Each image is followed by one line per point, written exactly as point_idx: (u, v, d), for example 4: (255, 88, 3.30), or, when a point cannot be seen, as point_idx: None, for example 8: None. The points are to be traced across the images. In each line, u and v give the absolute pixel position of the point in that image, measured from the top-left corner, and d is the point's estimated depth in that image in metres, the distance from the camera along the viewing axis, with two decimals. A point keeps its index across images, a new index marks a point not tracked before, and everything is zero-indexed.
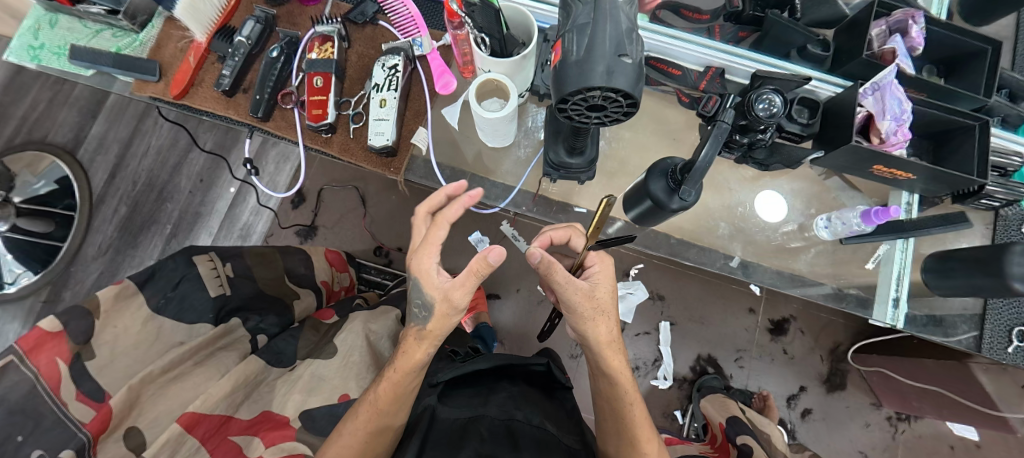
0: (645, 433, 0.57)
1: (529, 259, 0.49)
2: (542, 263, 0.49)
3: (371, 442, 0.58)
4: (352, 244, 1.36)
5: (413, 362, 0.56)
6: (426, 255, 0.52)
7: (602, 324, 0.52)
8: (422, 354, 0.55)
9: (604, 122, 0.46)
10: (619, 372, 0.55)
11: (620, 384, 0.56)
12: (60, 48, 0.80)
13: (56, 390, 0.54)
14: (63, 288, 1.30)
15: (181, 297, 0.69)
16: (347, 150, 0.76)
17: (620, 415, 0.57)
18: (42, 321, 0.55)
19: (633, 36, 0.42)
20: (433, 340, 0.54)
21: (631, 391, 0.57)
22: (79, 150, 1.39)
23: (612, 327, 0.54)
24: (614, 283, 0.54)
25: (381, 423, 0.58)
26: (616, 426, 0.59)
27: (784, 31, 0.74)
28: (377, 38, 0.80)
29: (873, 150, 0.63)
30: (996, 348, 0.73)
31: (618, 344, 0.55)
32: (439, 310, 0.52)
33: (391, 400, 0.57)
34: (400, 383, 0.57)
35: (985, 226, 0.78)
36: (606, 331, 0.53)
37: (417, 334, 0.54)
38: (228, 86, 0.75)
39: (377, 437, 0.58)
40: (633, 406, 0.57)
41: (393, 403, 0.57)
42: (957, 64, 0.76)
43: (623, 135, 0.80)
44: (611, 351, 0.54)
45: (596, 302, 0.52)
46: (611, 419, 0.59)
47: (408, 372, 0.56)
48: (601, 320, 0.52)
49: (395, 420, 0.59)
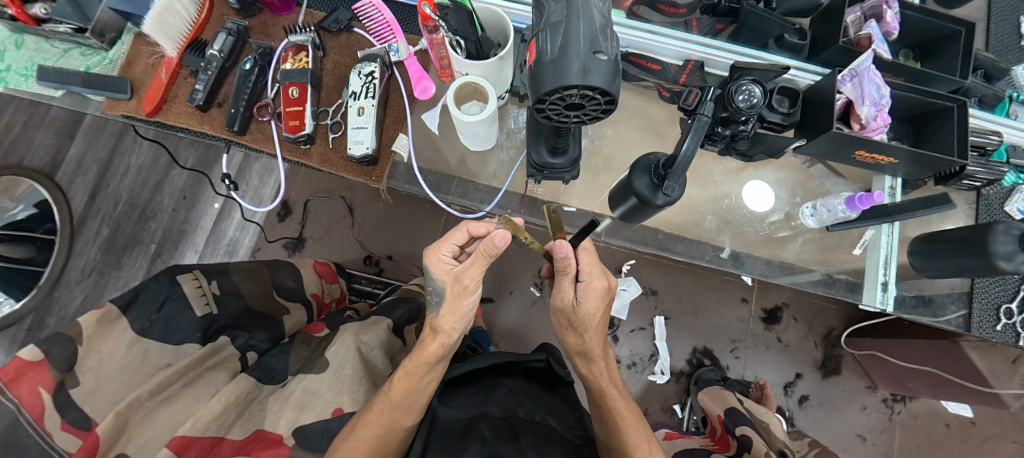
0: (632, 439, 0.57)
1: (554, 253, 0.48)
2: (562, 260, 0.49)
3: (383, 444, 0.58)
4: (341, 255, 1.35)
5: (429, 354, 0.56)
6: (437, 248, 0.54)
7: (572, 335, 0.57)
8: (436, 346, 0.56)
9: (583, 120, 0.46)
10: (591, 376, 0.59)
11: (598, 385, 0.59)
12: (27, 69, 0.78)
13: (40, 421, 0.52)
14: (47, 315, 1.27)
15: (166, 318, 0.67)
16: (327, 160, 0.75)
17: (606, 418, 0.59)
18: (22, 350, 0.53)
19: (608, 32, 0.41)
20: (448, 331, 0.55)
21: (615, 398, 0.59)
22: (57, 173, 1.36)
23: (582, 341, 0.57)
24: (603, 300, 0.53)
25: (388, 424, 0.58)
26: (605, 427, 0.60)
27: (761, 22, 0.74)
28: (352, 46, 0.79)
29: (853, 136, 0.63)
30: (985, 326, 0.74)
31: (596, 352, 0.58)
32: (451, 293, 0.53)
33: (404, 394, 0.57)
34: (415, 375, 0.57)
35: (968, 206, 0.79)
36: (575, 342, 0.58)
37: (432, 326, 0.56)
38: (202, 101, 0.73)
39: (389, 434, 0.58)
40: (616, 410, 0.58)
41: (406, 397, 0.58)
42: (930, 49, 0.77)
43: (605, 132, 0.79)
44: (584, 359, 0.59)
45: (576, 318, 0.54)
46: (601, 421, 0.61)
47: (427, 361, 0.57)
48: (570, 332, 0.58)
49: (406, 419, 0.59)
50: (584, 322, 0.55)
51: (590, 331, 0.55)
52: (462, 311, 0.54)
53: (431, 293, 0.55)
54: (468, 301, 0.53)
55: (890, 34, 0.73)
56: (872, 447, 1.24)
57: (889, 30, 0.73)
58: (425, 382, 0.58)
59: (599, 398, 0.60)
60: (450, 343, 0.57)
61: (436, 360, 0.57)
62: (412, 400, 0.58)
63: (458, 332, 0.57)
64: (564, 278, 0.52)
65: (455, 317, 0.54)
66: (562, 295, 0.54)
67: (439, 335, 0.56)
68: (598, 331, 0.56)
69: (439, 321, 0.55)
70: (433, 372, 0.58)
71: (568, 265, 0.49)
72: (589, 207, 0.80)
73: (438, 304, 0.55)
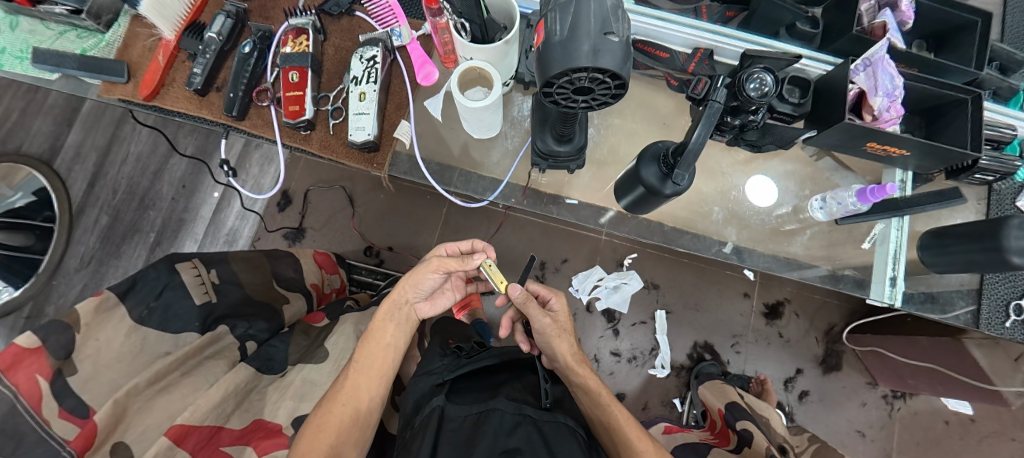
0: (634, 432, 0.61)
1: (511, 294, 0.64)
2: (518, 298, 0.64)
3: (355, 423, 0.60)
4: (340, 245, 1.34)
5: (386, 308, 0.67)
6: (442, 246, 0.74)
7: (564, 341, 0.67)
8: (390, 301, 0.68)
9: (592, 105, 0.45)
10: (580, 376, 0.66)
11: (589, 388, 0.65)
12: (21, 51, 0.76)
13: (37, 408, 0.51)
14: (46, 303, 1.26)
15: (165, 306, 0.65)
16: (327, 146, 0.73)
17: (606, 421, 0.63)
18: (18, 337, 0.52)
19: (620, 13, 0.40)
20: (403, 289, 0.68)
21: (605, 394, 0.64)
22: (55, 161, 1.34)
23: (572, 342, 0.68)
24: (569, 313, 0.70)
25: (356, 395, 0.61)
26: (605, 431, 0.63)
27: (772, 8, 0.72)
28: (354, 30, 0.78)
29: (866, 126, 0.62)
30: (994, 323, 0.73)
31: (580, 359, 0.67)
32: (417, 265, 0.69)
33: (370, 360, 0.64)
34: (373, 334, 0.66)
35: (979, 200, 0.77)
36: (568, 347, 0.67)
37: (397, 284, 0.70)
38: (200, 85, 0.72)
39: (353, 420, 0.60)
40: (612, 406, 0.63)
41: (370, 369, 0.63)
42: (946, 38, 0.76)
43: (612, 122, 0.78)
44: (576, 363, 0.67)
45: (560, 325, 0.67)
46: (600, 426, 0.64)
47: (383, 318, 0.67)
48: (562, 340, 0.67)
49: (372, 393, 0.63)
50: (564, 328, 0.68)
51: (569, 335, 0.68)
52: (417, 282, 0.68)
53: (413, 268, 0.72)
54: (424, 276, 0.67)
55: (904, 23, 0.72)
56: (871, 443, 1.24)
57: (904, 19, 0.71)
58: (385, 345, 0.66)
59: (593, 401, 0.64)
60: (399, 301, 0.68)
61: (388, 319, 0.67)
62: (375, 360, 0.64)
63: (411, 297, 0.69)
64: (531, 308, 0.66)
65: (411, 286, 0.68)
66: (537, 320, 0.66)
67: (398, 286, 0.68)
68: (577, 339, 0.69)
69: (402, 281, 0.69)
70: (394, 332, 0.67)
71: (529, 300, 0.65)
72: (594, 200, 0.78)
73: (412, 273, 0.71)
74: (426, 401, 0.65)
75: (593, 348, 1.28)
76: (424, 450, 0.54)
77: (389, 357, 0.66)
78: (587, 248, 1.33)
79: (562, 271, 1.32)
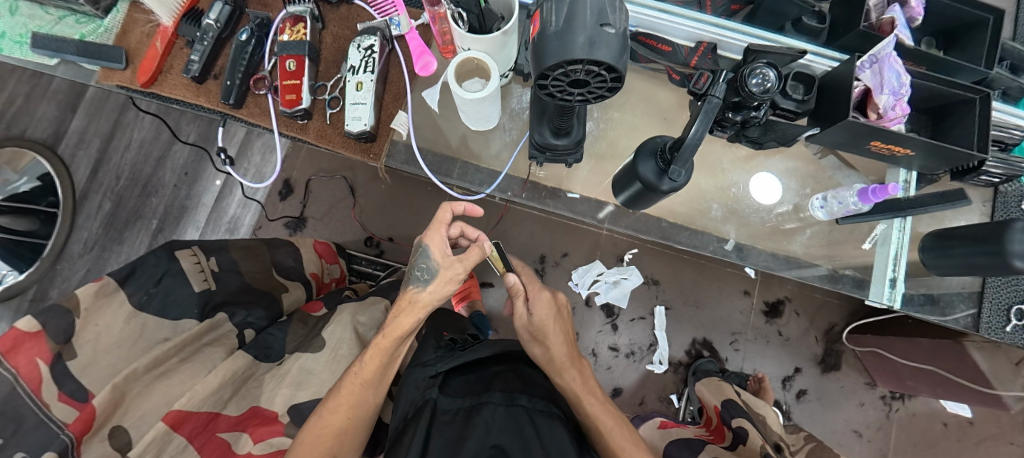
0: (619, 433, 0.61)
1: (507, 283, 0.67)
2: (513, 286, 0.68)
3: (349, 426, 0.59)
4: (341, 235, 1.34)
5: (404, 327, 0.59)
6: (437, 230, 0.61)
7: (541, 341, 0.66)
8: (412, 320, 0.59)
9: (588, 99, 0.44)
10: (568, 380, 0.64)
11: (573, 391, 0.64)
12: (21, 35, 0.75)
13: (37, 392, 0.52)
14: (50, 287, 1.27)
15: (164, 292, 0.65)
16: (325, 136, 0.73)
17: (593, 420, 0.63)
18: (18, 321, 0.52)
19: (617, 5, 0.39)
20: (428, 306, 0.59)
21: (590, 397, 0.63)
22: (59, 146, 1.35)
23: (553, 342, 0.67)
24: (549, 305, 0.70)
25: (356, 403, 0.60)
26: (591, 430, 0.64)
27: (776, 3, 0.71)
28: (353, 18, 0.77)
29: (872, 126, 0.61)
30: (995, 327, 0.72)
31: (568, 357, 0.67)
32: (443, 276, 0.59)
33: (375, 369, 0.60)
34: (383, 351, 0.60)
35: (983, 203, 0.76)
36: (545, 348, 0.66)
37: (410, 300, 0.58)
38: (197, 73, 0.71)
39: (348, 430, 0.59)
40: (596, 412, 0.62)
41: (376, 373, 0.60)
42: (956, 36, 0.74)
43: (612, 115, 0.77)
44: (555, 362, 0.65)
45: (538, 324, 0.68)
46: (587, 426, 0.64)
47: (398, 337, 0.60)
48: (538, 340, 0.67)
49: (370, 399, 0.61)
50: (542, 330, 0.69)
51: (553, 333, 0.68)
52: (444, 295, 0.60)
53: (419, 269, 0.59)
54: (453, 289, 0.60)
55: (914, 20, 0.70)
56: (867, 443, 1.24)
57: (913, 15, 0.70)
58: (393, 356, 0.62)
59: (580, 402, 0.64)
60: (422, 318, 0.60)
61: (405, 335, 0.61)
62: (381, 373, 0.62)
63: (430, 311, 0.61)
64: (516, 300, 0.69)
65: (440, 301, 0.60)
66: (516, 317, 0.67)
67: (426, 306, 0.59)
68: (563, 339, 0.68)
69: (422, 296, 0.58)
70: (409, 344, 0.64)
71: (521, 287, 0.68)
72: (594, 194, 0.78)
73: (425, 282, 0.58)
74: (418, 393, 0.65)
75: (591, 342, 1.28)
76: (419, 444, 0.55)
77: (396, 365, 0.64)
78: (587, 243, 1.32)
79: (562, 265, 1.31)
